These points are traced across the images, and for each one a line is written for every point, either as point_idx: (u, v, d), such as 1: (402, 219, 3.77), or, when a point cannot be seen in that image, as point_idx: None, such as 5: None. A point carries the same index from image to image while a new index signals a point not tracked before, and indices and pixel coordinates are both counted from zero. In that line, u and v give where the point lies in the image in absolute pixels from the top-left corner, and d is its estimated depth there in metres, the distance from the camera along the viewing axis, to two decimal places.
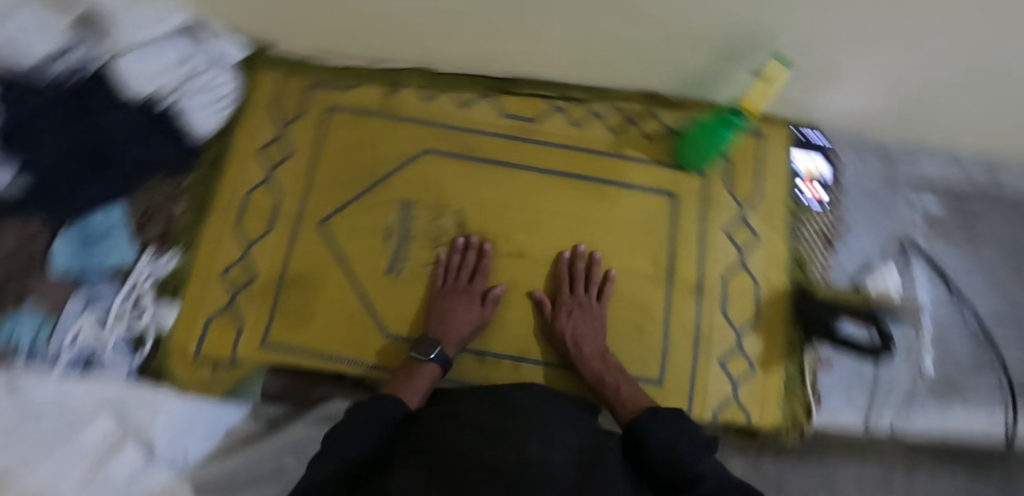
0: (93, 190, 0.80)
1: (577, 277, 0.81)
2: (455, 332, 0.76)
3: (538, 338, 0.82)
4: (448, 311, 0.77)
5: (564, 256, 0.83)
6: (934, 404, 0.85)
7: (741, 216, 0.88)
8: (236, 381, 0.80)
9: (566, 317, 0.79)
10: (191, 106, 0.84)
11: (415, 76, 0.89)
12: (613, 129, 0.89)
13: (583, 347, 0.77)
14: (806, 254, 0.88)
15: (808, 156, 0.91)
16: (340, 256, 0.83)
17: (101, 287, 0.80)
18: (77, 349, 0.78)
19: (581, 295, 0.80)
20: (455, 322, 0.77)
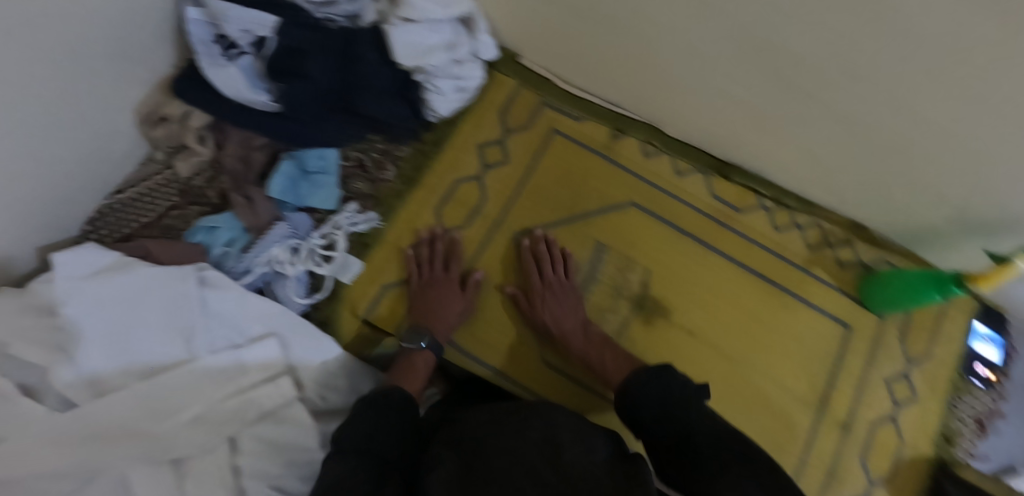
0: (326, 129, 0.86)
1: (542, 260, 0.83)
2: (447, 319, 0.80)
3: (516, 325, 0.85)
4: (438, 305, 0.81)
5: (524, 243, 0.85)
6: None
7: (906, 370, 0.87)
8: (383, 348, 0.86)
9: (539, 302, 0.81)
10: (438, 88, 0.86)
11: (643, 130, 0.91)
12: (810, 245, 0.89)
13: (563, 326, 0.79)
14: (956, 430, 0.87)
15: (985, 336, 0.90)
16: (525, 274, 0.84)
17: (300, 220, 0.85)
18: (262, 271, 0.82)
19: (549, 278, 0.82)
20: (445, 313, 0.81)
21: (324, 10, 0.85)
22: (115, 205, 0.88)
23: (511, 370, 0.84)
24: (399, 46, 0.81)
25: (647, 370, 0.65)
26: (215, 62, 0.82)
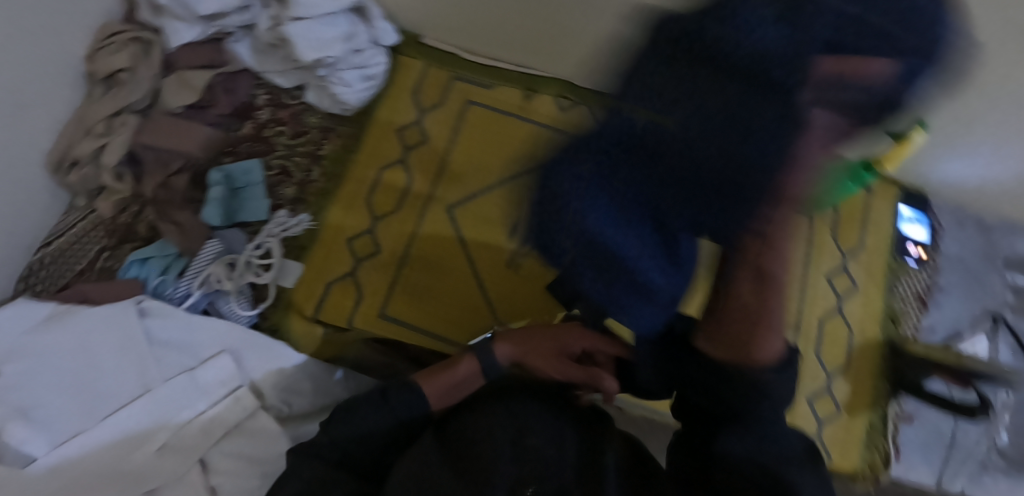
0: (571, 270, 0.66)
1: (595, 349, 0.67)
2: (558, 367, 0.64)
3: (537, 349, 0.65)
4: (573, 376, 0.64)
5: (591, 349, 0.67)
6: (1005, 476, 0.88)
7: (845, 265, 0.92)
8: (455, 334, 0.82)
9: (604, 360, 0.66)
10: (343, 80, 0.86)
11: (553, 85, 0.93)
12: None
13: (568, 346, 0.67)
14: (901, 310, 0.91)
15: (913, 219, 0.95)
16: (467, 244, 0.86)
17: (232, 235, 0.85)
18: (203, 292, 0.81)
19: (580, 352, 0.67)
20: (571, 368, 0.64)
21: (214, 23, 0.88)
22: (46, 258, 0.86)
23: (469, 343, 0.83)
24: (300, 43, 0.82)
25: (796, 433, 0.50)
26: (175, 36, 0.87)
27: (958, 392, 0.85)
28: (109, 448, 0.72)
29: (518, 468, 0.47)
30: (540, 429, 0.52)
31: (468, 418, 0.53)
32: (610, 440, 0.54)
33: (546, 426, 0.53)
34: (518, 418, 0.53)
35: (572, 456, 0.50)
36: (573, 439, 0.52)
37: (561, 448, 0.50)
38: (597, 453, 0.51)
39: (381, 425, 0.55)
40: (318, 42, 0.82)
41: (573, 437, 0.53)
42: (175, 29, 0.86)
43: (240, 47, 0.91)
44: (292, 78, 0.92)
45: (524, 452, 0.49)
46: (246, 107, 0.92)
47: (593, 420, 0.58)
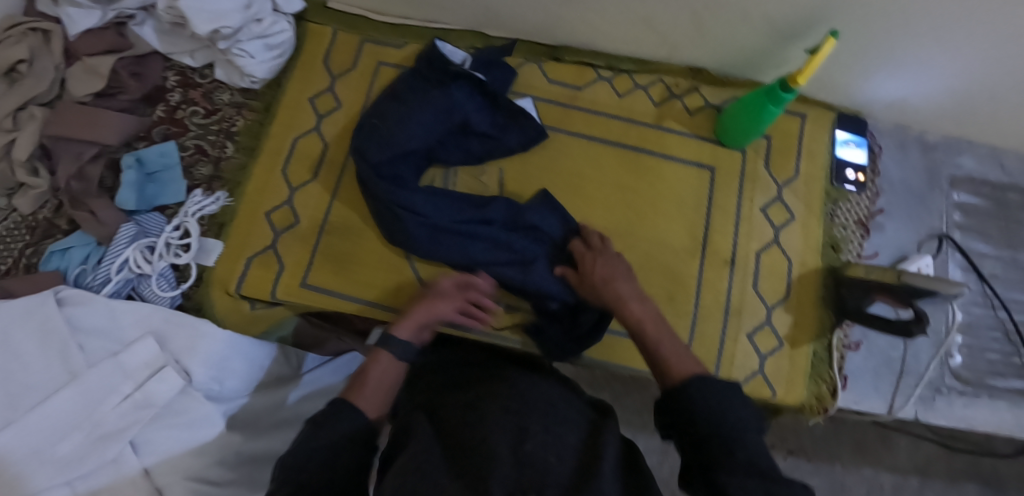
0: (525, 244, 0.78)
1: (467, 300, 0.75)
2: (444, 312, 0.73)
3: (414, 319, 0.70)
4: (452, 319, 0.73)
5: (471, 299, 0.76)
6: (959, 394, 0.87)
7: (779, 195, 0.89)
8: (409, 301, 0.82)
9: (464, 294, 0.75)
10: (247, 51, 0.84)
11: (466, 37, 0.91)
12: (656, 101, 0.90)
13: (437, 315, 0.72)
14: (841, 237, 0.89)
15: (851, 142, 0.92)
16: None
17: (151, 218, 0.84)
18: (123, 277, 0.80)
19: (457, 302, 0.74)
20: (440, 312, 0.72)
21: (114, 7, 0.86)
22: None
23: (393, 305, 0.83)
24: (196, 17, 0.79)
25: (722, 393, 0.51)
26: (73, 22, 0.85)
27: (900, 312, 0.83)
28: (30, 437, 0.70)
29: (520, 474, 0.52)
30: (540, 437, 0.57)
31: (482, 421, 0.60)
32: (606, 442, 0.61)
33: (553, 432, 0.59)
34: (525, 422, 0.59)
35: (570, 463, 0.56)
36: (575, 445, 0.59)
37: (561, 457, 0.56)
38: (595, 455, 0.58)
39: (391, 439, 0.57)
40: (213, 14, 0.80)
41: (576, 443, 0.60)
42: (72, 15, 0.84)
43: (146, 29, 0.89)
44: (201, 58, 0.90)
45: (524, 457, 0.54)
46: (158, 92, 0.90)
47: (594, 428, 0.65)
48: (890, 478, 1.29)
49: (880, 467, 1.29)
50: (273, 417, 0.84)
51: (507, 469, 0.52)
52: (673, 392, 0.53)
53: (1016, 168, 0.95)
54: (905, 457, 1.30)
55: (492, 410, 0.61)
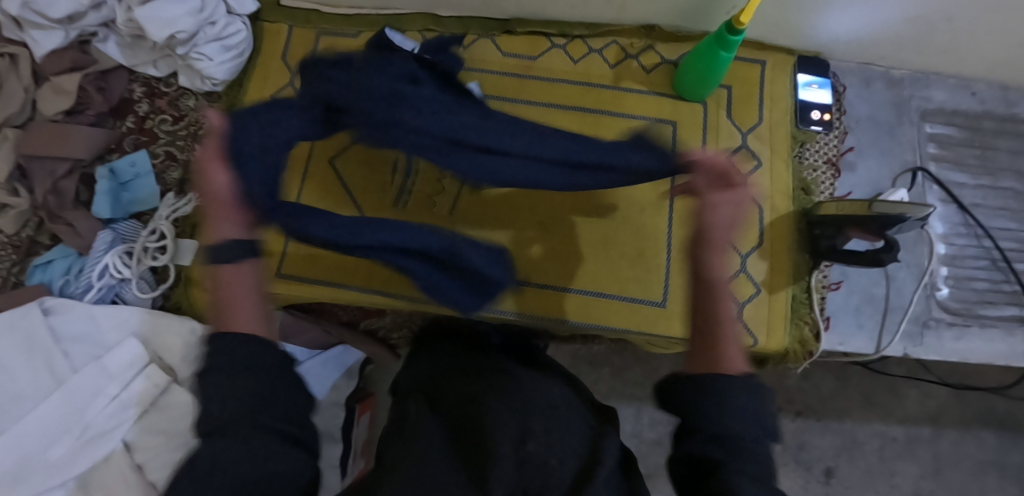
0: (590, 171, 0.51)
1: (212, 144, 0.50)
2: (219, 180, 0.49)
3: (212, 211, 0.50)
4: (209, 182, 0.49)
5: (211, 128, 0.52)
6: (949, 327, 0.85)
7: (743, 142, 0.89)
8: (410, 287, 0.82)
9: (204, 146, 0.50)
10: (204, 55, 0.86)
11: (418, 20, 0.92)
12: (611, 63, 0.91)
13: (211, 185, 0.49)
14: (811, 178, 0.88)
15: (814, 84, 0.91)
16: (351, 190, 0.86)
17: (127, 225, 0.86)
18: (104, 284, 0.82)
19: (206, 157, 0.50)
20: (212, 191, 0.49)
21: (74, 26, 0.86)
22: None
23: (365, 285, 0.84)
24: (150, 25, 0.82)
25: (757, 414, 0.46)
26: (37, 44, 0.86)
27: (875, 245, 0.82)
28: (30, 440, 0.74)
29: (521, 477, 0.49)
30: (544, 437, 0.54)
31: (480, 413, 0.56)
32: (608, 445, 0.58)
33: (556, 435, 0.55)
34: (528, 420, 0.55)
35: (570, 466, 0.53)
36: (578, 449, 0.56)
37: (562, 460, 0.52)
38: (596, 460, 0.55)
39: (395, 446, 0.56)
40: (165, 20, 0.82)
41: (579, 447, 0.56)
42: (35, 37, 0.85)
43: (108, 44, 0.90)
44: (164, 67, 0.92)
45: (525, 460, 0.51)
46: (124, 104, 0.93)
47: (597, 431, 0.61)
48: (902, 430, 1.26)
49: (892, 419, 1.27)
50: None
51: (509, 470, 0.49)
52: (689, 382, 0.48)
53: (987, 94, 0.94)
54: (917, 408, 1.27)
55: (496, 408, 0.56)
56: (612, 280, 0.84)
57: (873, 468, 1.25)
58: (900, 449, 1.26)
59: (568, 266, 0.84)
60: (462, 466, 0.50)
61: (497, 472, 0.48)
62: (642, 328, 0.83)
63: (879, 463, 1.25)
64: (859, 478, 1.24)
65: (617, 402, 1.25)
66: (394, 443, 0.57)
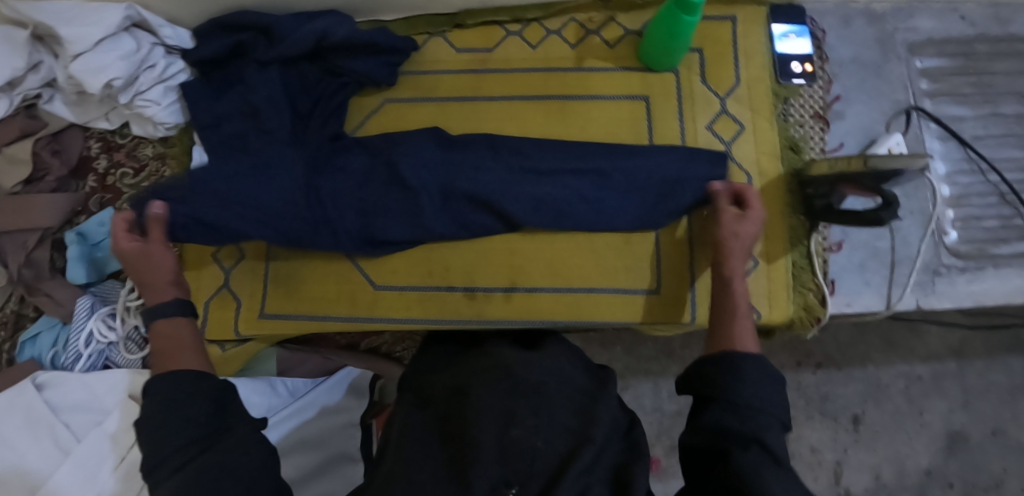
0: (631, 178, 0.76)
1: None
2: None
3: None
4: None
5: None
6: (961, 273, 0.81)
7: (722, 108, 0.84)
8: (422, 305, 0.81)
9: None
10: (148, 100, 0.84)
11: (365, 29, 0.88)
12: (572, 44, 0.87)
13: None
14: (798, 135, 0.83)
15: (791, 33, 0.85)
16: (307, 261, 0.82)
17: (106, 287, 0.85)
18: (93, 350, 0.82)
19: None
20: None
21: (18, 91, 0.83)
22: None
23: (349, 313, 0.82)
24: (83, 74, 0.79)
25: (756, 371, 0.59)
26: None
27: (876, 200, 0.78)
28: (83, 467, 0.75)
29: (505, 468, 0.55)
30: (530, 421, 0.59)
31: (474, 406, 0.62)
32: (601, 416, 0.61)
33: (541, 416, 0.60)
34: (514, 406, 0.61)
35: (558, 446, 0.57)
36: (566, 425, 0.60)
37: (549, 441, 0.57)
38: (586, 436, 0.58)
39: (398, 448, 0.63)
40: (99, 67, 0.79)
41: (568, 422, 0.61)
42: None
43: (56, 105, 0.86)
44: (116, 118, 0.89)
45: (510, 445, 0.56)
46: (83, 163, 0.91)
47: (591, 398, 0.66)
48: (927, 368, 1.23)
49: (914, 359, 1.23)
50: (331, 445, 0.95)
51: (492, 462, 0.54)
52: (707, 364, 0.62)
53: (977, 15, 0.87)
54: (938, 345, 1.24)
55: (486, 398, 0.63)
56: (603, 273, 0.80)
57: (900, 410, 1.22)
58: (926, 387, 1.23)
59: (555, 262, 0.80)
60: (452, 466, 0.57)
61: (481, 469, 0.53)
62: (640, 318, 0.80)
63: (907, 404, 1.22)
64: (887, 422, 1.21)
65: (633, 380, 1.23)
66: (399, 439, 0.64)
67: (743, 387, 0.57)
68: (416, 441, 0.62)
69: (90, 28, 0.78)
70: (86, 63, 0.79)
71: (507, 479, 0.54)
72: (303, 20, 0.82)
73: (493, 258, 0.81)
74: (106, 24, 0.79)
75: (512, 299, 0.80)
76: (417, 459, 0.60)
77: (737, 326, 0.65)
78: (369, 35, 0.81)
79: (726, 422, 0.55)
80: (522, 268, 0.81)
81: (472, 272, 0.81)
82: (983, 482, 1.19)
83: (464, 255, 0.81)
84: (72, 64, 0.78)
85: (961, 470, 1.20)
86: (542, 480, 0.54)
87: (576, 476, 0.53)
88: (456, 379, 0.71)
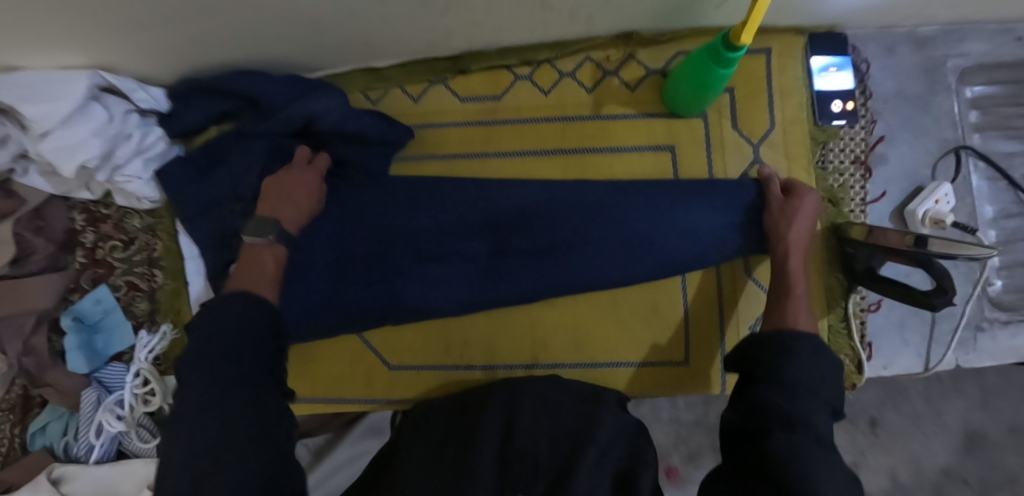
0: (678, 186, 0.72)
1: None
2: None
3: None
4: None
5: None
6: (1004, 326, 0.77)
7: (756, 156, 0.77)
8: (441, 381, 0.78)
9: None
10: (128, 174, 0.78)
11: (356, 78, 0.80)
12: (589, 87, 0.78)
13: None
14: (838, 185, 0.76)
15: (832, 67, 0.76)
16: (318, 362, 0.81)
17: (110, 372, 0.81)
18: (105, 438, 0.79)
19: None
20: None
21: None
22: None
23: (366, 393, 0.80)
24: (55, 155, 0.72)
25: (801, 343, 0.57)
26: None
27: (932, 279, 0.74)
28: None
29: (501, 470, 0.56)
30: (531, 427, 0.60)
31: (478, 410, 0.65)
32: (605, 418, 0.61)
33: (541, 418, 0.61)
34: (515, 407, 0.63)
35: (560, 447, 0.58)
36: (565, 424, 0.61)
37: (549, 443, 0.58)
38: (587, 438, 0.58)
39: (409, 452, 0.63)
40: (70, 147, 0.72)
41: (568, 419, 0.62)
42: None
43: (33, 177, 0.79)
44: (98, 189, 0.82)
45: (508, 452, 0.57)
46: (70, 236, 0.85)
47: (593, 395, 0.66)
48: None
49: None
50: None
51: (489, 469, 0.56)
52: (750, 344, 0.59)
53: None
54: None
55: (487, 404, 0.65)
56: (627, 343, 0.76)
57: None
58: None
59: (577, 336, 0.76)
60: (452, 466, 0.58)
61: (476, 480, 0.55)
62: (668, 392, 0.76)
63: None
64: None
65: None
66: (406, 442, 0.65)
67: (792, 366, 0.55)
68: (426, 442, 0.64)
69: (53, 104, 0.70)
70: (58, 146, 0.72)
71: (503, 489, 0.55)
72: (293, 98, 0.74)
73: (513, 335, 0.77)
74: (72, 98, 0.70)
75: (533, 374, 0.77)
76: (421, 455, 0.62)
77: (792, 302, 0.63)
78: (356, 127, 0.73)
79: (773, 403, 0.53)
80: (543, 343, 0.77)
81: (492, 349, 0.77)
82: (998, 481, 0.97)
83: (481, 334, 0.77)
84: (43, 146, 0.71)
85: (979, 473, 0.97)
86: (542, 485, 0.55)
87: (582, 475, 0.54)
88: (466, 387, 0.73)
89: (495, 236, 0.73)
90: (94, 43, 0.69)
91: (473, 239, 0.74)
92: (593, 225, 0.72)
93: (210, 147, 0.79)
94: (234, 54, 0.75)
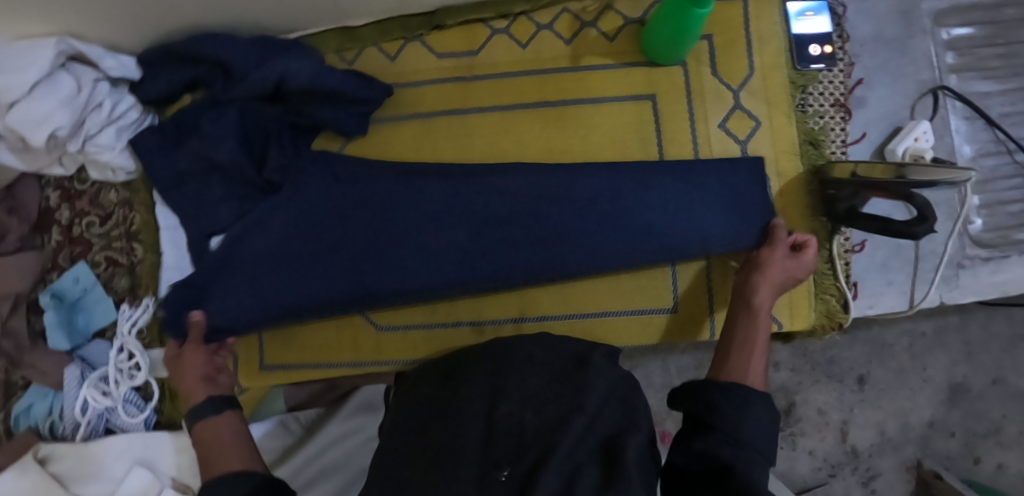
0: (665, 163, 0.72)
1: None
2: None
3: None
4: None
5: None
6: (985, 263, 0.78)
7: (736, 101, 0.76)
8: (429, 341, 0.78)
9: None
10: (100, 145, 0.76)
11: (330, 39, 0.79)
12: (567, 39, 0.78)
13: None
14: (818, 128, 0.77)
15: (808, 10, 0.77)
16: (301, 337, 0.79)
17: (93, 348, 0.80)
18: (91, 416, 0.78)
19: None
20: None
21: None
22: None
23: (354, 358, 0.79)
24: (24, 126, 0.70)
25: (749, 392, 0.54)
26: None
27: (908, 209, 0.76)
28: None
29: (487, 450, 0.49)
30: (518, 396, 0.53)
31: (460, 386, 0.58)
32: (594, 381, 0.55)
33: (527, 386, 0.55)
34: (501, 380, 0.55)
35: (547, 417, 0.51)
36: (552, 392, 0.54)
37: (537, 412, 0.51)
38: (576, 405, 0.52)
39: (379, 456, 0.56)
40: (38, 116, 0.70)
41: (553, 387, 0.55)
42: None
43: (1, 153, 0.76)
44: (71, 163, 0.80)
45: (494, 424, 0.51)
46: (45, 215, 0.83)
47: (581, 362, 0.59)
48: None
49: None
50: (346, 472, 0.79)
51: (473, 452, 0.49)
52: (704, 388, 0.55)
53: None
54: None
55: (469, 381, 0.58)
56: (614, 294, 0.76)
57: None
58: None
59: (564, 290, 0.76)
60: (431, 451, 0.51)
61: (459, 459, 0.48)
62: (655, 339, 0.77)
63: None
64: None
65: None
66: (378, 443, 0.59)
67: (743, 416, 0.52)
68: (401, 433, 0.57)
69: (20, 71, 0.68)
70: (26, 115, 0.69)
71: (490, 457, 0.48)
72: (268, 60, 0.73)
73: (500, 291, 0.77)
74: (37, 65, 0.68)
75: (522, 328, 0.77)
76: (401, 447, 0.55)
77: (751, 358, 0.59)
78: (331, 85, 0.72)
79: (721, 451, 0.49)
80: (531, 297, 0.77)
81: (479, 307, 0.77)
82: (982, 432, 0.95)
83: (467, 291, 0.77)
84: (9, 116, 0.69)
85: (963, 424, 0.95)
86: (531, 459, 0.47)
87: (566, 446, 0.47)
88: (445, 362, 0.66)
89: (477, 210, 0.71)
90: (60, 12, 0.67)
91: (454, 201, 0.72)
92: (576, 194, 0.71)
93: (183, 115, 0.78)
94: (203, 18, 0.73)
